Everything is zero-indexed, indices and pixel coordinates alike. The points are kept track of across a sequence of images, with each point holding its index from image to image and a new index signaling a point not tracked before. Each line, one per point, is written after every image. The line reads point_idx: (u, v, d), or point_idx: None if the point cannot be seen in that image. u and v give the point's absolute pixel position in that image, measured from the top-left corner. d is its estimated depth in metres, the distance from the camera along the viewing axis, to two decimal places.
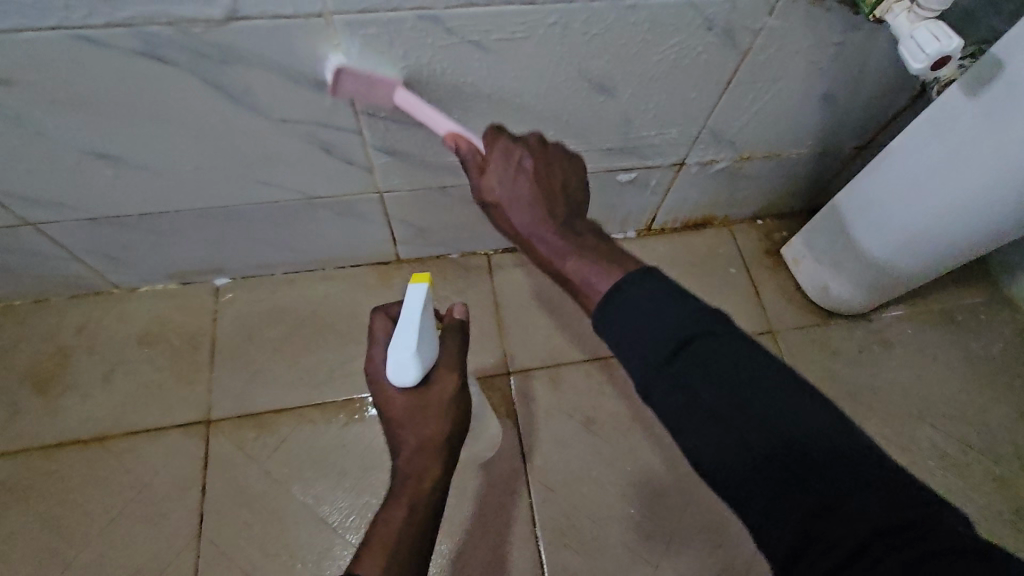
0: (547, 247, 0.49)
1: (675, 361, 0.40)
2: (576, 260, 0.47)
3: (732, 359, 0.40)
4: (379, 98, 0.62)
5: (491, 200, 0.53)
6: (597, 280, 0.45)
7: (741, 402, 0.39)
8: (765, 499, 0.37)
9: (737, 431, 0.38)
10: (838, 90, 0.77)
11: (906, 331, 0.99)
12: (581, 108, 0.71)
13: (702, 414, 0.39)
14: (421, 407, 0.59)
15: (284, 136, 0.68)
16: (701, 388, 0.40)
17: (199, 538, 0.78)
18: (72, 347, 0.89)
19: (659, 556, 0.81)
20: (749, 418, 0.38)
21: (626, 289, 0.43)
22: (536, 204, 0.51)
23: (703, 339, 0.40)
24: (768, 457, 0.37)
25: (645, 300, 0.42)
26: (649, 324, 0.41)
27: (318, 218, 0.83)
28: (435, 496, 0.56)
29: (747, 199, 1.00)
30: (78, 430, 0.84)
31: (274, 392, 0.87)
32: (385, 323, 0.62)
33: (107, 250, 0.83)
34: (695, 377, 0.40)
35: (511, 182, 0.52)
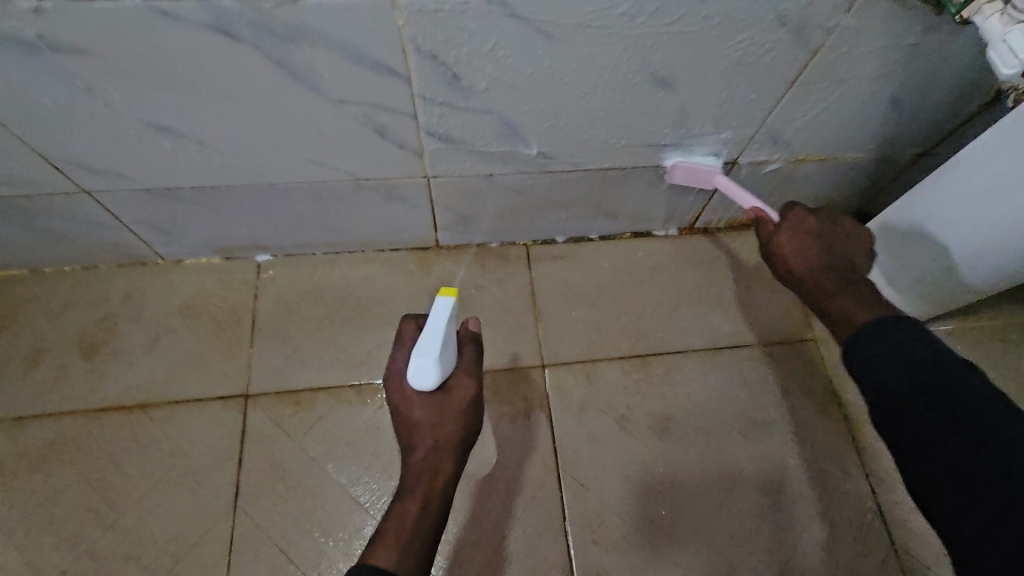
0: (823, 288, 0.67)
1: (901, 376, 0.53)
2: (840, 299, 0.64)
3: (938, 380, 0.52)
4: (695, 167, 0.83)
5: (784, 257, 0.71)
6: (857, 314, 0.62)
7: (938, 411, 0.51)
8: (951, 486, 0.49)
9: (926, 432, 0.51)
10: (905, 94, 0.74)
11: (955, 347, 0.95)
12: (639, 102, 0.70)
13: (906, 419, 0.52)
14: (441, 408, 0.63)
15: (340, 118, 0.68)
16: (909, 399, 0.52)
17: (235, 509, 0.80)
18: (118, 314, 0.91)
19: (689, 561, 0.80)
20: (946, 425, 0.50)
21: (878, 322, 0.57)
22: (821, 264, 0.68)
23: (929, 362, 0.53)
24: (957, 455, 0.49)
25: (913, 334, 0.55)
26: (896, 347, 0.55)
27: (364, 200, 0.84)
28: (446, 492, 0.60)
29: (796, 202, 0.98)
30: (122, 396, 0.86)
31: (312, 370, 0.88)
32: (413, 330, 0.67)
33: (157, 221, 0.84)
34: (902, 390, 0.53)
35: (797, 244, 0.71)
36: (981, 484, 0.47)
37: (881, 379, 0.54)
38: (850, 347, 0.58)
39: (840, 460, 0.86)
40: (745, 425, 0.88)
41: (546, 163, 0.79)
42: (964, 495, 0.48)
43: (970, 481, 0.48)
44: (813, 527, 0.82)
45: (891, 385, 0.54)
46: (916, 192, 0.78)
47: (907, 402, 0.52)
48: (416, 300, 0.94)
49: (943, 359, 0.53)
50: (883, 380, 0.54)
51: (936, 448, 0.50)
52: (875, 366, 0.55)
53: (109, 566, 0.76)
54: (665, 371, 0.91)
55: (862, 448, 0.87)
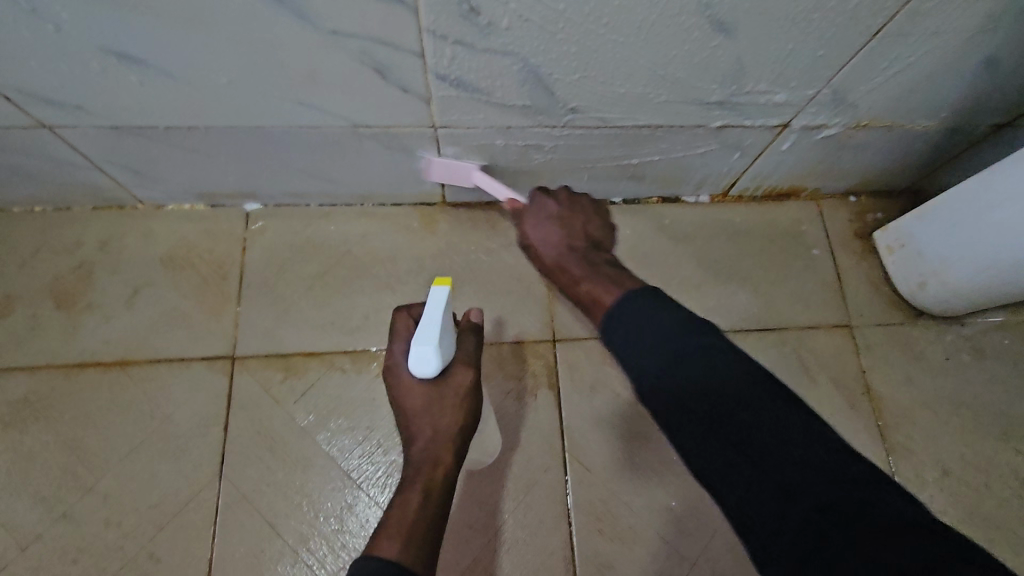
0: (572, 274, 0.66)
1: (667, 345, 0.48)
2: (590, 285, 0.61)
3: (768, 400, 0.45)
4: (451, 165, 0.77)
5: (534, 248, 0.72)
6: (601, 296, 0.59)
7: (766, 433, 0.43)
8: (770, 518, 0.41)
9: (744, 444, 0.43)
10: (1003, 52, 0.63)
11: (1003, 342, 0.88)
12: (690, 51, 0.59)
13: (729, 436, 0.44)
14: (438, 397, 0.60)
15: (333, 53, 0.57)
16: (738, 419, 0.44)
17: (219, 478, 0.75)
18: (94, 262, 0.83)
19: (696, 555, 0.76)
20: (768, 441, 0.43)
21: (624, 302, 0.54)
22: (566, 248, 0.69)
23: (743, 377, 0.46)
24: (778, 481, 0.41)
25: (651, 313, 0.51)
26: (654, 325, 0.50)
27: (362, 149, 0.74)
28: (447, 483, 0.57)
29: (846, 173, 0.87)
30: (100, 352, 0.80)
31: (302, 335, 0.82)
32: (407, 323, 0.67)
33: (131, 162, 0.75)
34: (712, 400, 0.45)
35: (542, 228, 0.73)
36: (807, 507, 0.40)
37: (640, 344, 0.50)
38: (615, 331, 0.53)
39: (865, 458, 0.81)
40: None
41: (574, 118, 0.69)
42: (782, 520, 0.40)
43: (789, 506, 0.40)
44: None
45: (695, 395, 0.46)
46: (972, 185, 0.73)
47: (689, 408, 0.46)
48: (418, 262, 0.86)
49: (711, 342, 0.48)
50: (678, 390, 0.47)
51: (762, 478, 0.42)
52: (693, 399, 0.46)
53: (88, 531, 0.73)
54: None
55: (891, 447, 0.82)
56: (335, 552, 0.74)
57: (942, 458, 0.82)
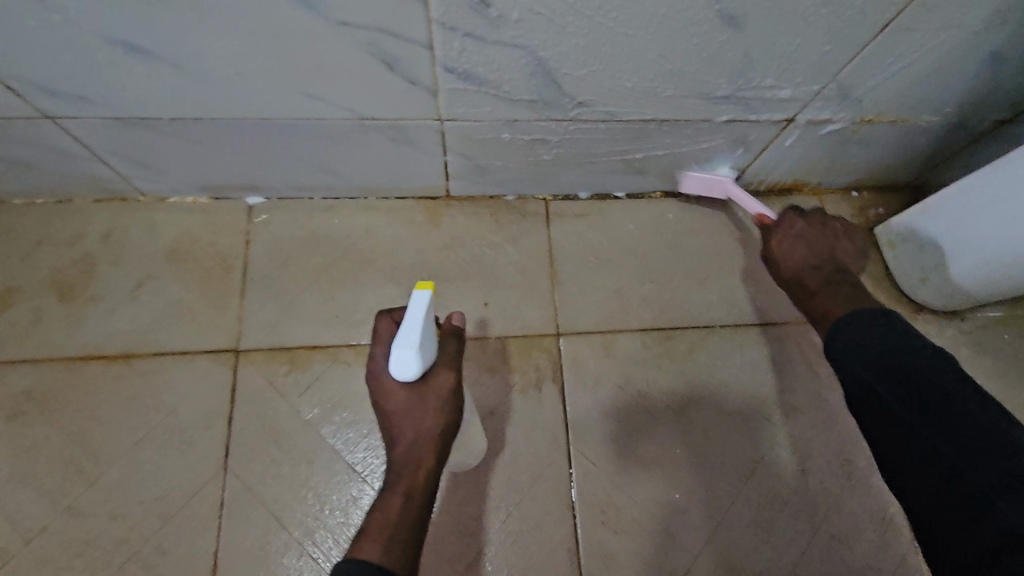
0: (807, 287, 0.71)
1: (875, 345, 0.57)
2: (819, 298, 0.69)
3: (971, 416, 0.51)
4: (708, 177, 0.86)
5: (778, 261, 0.75)
6: (833, 309, 0.66)
7: (961, 439, 0.50)
8: (945, 511, 0.49)
9: (933, 448, 0.51)
10: (1009, 47, 0.63)
11: (1002, 336, 0.89)
12: (698, 44, 0.59)
13: (917, 437, 0.52)
14: (419, 401, 0.60)
15: (341, 43, 0.57)
16: (926, 425, 0.52)
17: (225, 471, 0.75)
18: (97, 255, 0.83)
19: (700, 547, 0.77)
20: (955, 450, 0.50)
21: (860, 314, 0.60)
22: (808, 265, 0.72)
23: (960, 392, 0.52)
24: (960, 484, 0.49)
25: (868, 323, 0.59)
26: (862, 331, 0.58)
27: (368, 142, 0.74)
28: (429, 484, 0.59)
29: (850, 167, 0.87)
30: (103, 345, 0.79)
31: (307, 328, 0.82)
32: (389, 326, 0.64)
33: (134, 154, 0.75)
34: (912, 407, 0.53)
35: (790, 246, 0.74)
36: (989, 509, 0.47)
37: (851, 335, 0.59)
38: (836, 333, 0.60)
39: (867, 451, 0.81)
40: (770, 410, 0.83)
41: (581, 111, 0.69)
42: (962, 517, 0.48)
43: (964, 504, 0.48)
44: (834, 519, 0.78)
45: (883, 383, 0.55)
46: (960, 188, 0.75)
47: (884, 407, 0.55)
48: (423, 255, 0.86)
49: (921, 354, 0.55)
50: (864, 370, 0.57)
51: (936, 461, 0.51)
52: (873, 377, 0.56)
53: (93, 523, 0.72)
54: (688, 347, 0.85)
55: None
56: (340, 545, 0.74)
57: None
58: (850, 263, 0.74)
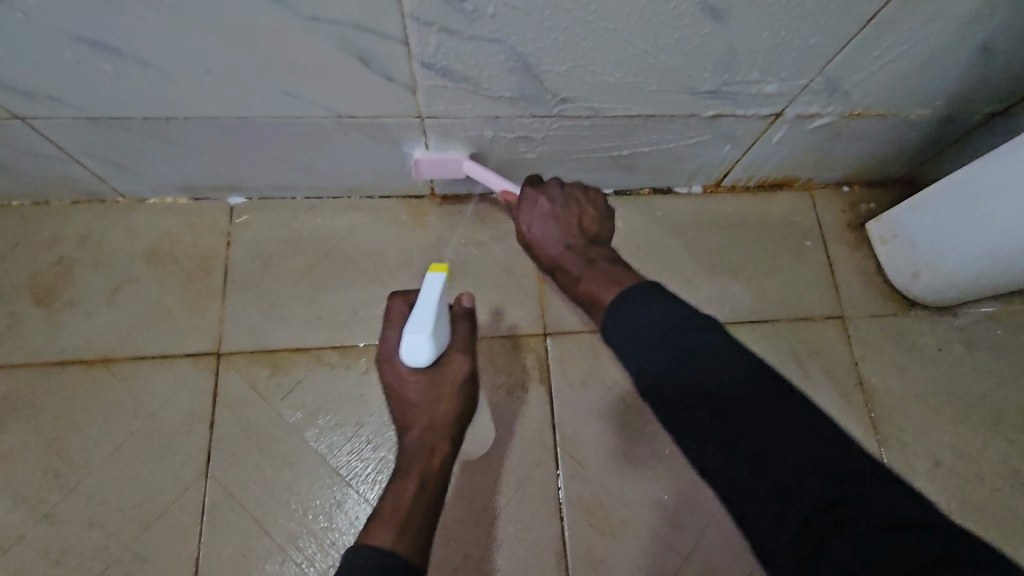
0: (568, 274, 0.63)
1: (665, 331, 0.47)
2: (587, 279, 0.60)
3: (769, 397, 0.44)
4: (437, 159, 0.76)
5: (534, 243, 0.68)
6: (602, 293, 0.56)
7: (765, 430, 0.42)
8: (775, 521, 0.40)
9: (753, 443, 0.42)
10: (999, 39, 0.62)
11: (995, 331, 0.88)
12: (682, 38, 0.58)
13: (726, 440, 0.43)
14: (434, 385, 0.60)
15: (312, 39, 0.55)
16: (740, 417, 0.43)
17: (206, 477, 0.74)
18: (75, 258, 0.82)
19: (688, 549, 0.76)
20: (767, 441, 0.42)
21: (617, 303, 0.52)
22: (568, 245, 0.65)
23: (744, 369, 0.45)
24: (779, 487, 0.40)
25: (665, 305, 0.49)
26: (652, 320, 0.48)
27: (347, 140, 0.72)
28: (443, 470, 0.57)
29: (840, 162, 0.86)
30: (81, 349, 0.78)
31: (289, 330, 0.80)
32: (402, 308, 0.64)
33: (109, 155, 0.73)
34: (715, 400, 0.44)
35: (540, 225, 0.69)
36: (818, 513, 0.39)
37: (638, 325, 0.49)
38: (614, 322, 0.52)
39: None
40: None
41: (564, 108, 0.68)
42: (790, 527, 0.39)
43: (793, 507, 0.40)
44: None
45: (688, 378, 0.45)
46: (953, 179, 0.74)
47: (693, 407, 0.44)
48: (407, 255, 0.85)
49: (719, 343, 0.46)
50: (663, 368, 0.46)
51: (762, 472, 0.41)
52: (689, 393, 0.45)
53: (72, 531, 0.71)
54: None
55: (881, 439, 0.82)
56: (324, 550, 0.73)
57: (935, 449, 0.82)
58: (604, 237, 0.69)
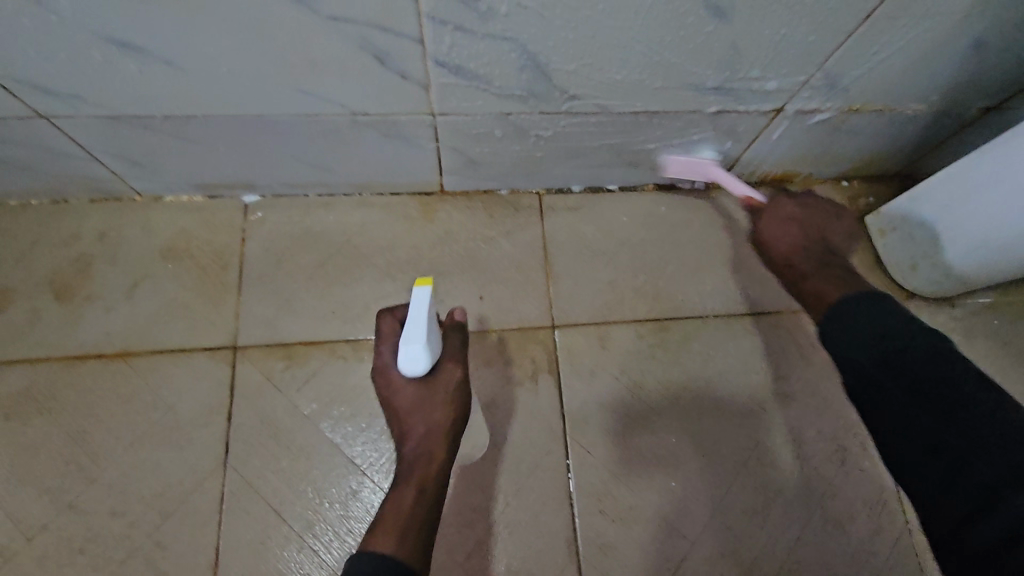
0: (798, 273, 0.72)
1: (863, 328, 0.57)
2: (811, 281, 0.69)
3: (968, 396, 0.51)
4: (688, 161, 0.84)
5: (769, 246, 0.76)
6: (823, 292, 0.66)
7: (957, 427, 0.50)
8: (950, 494, 0.49)
9: (936, 428, 0.51)
10: (990, 35, 0.64)
11: (992, 321, 0.90)
12: (685, 35, 0.60)
13: (913, 419, 0.52)
14: (427, 394, 0.62)
15: (332, 38, 0.57)
16: (924, 405, 0.52)
17: (224, 466, 0.76)
18: (93, 254, 0.83)
19: (696, 534, 0.77)
20: (948, 430, 0.50)
21: (852, 300, 0.60)
22: (796, 251, 0.73)
23: (962, 379, 0.51)
24: (969, 470, 0.48)
25: (888, 310, 0.57)
26: (853, 315, 0.59)
27: (362, 137, 0.74)
28: (441, 475, 0.59)
29: (839, 157, 0.88)
30: (101, 344, 0.80)
31: (303, 324, 0.82)
32: (392, 323, 0.66)
33: (130, 153, 0.75)
34: (915, 388, 0.53)
35: (784, 232, 0.76)
36: (990, 496, 0.46)
37: (846, 317, 0.59)
38: (828, 318, 0.61)
39: (860, 436, 0.82)
40: (764, 398, 0.84)
41: (572, 105, 0.70)
42: (970, 502, 0.47)
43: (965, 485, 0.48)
44: (829, 504, 0.79)
45: (862, 363, 0.56)
46: (948, 172, 0.76)
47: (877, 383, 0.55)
48: (418, 250, 0.87)
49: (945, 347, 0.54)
50: (857, 351, 0.57)
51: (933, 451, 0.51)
52: (873, 372, 0.55)
53: (95, 521, 0.73)
54: (683, 337, 0.85)
55: None
56: (340, 537, 0.74)
57: None
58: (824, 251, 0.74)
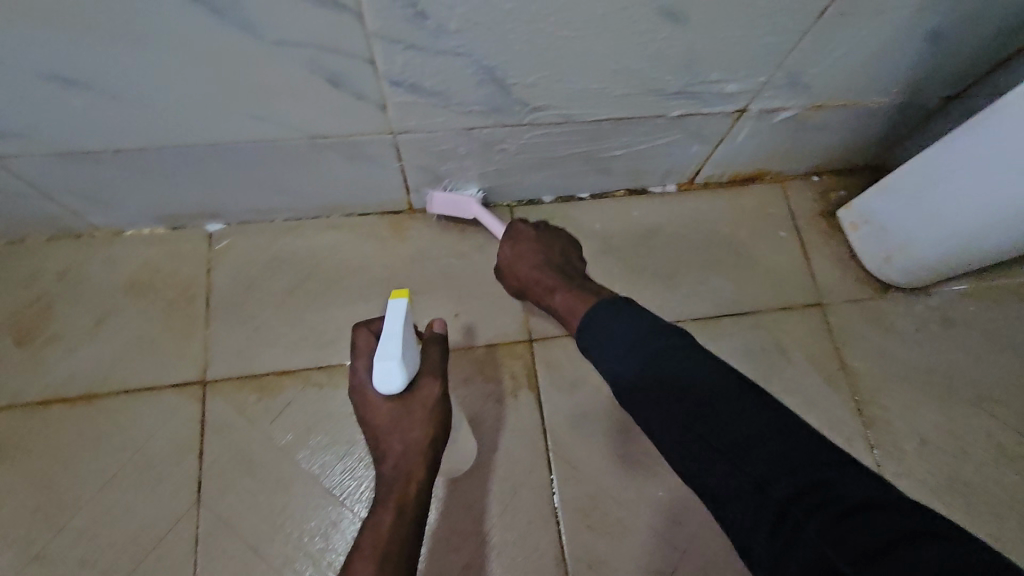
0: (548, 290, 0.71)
1: (635, 342, 0.54)
2: (561, 295, 0.68)
3: (726, 391, 0.49)
4: (451, 199, 0.82)
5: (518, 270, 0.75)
6: (575, 306, 0.64)
7: (744, 440, 0.46)
8: (743, 498, 0.45)
9: (718, 434, 0.47)
10: (946, 26, 0.64)
11: (969, 309, 0.90)
12: (642, 42, 0.59)
13: (694, 432, 0.48)
14: (406, 412, 0.59)
15: (280, 62, 0.56)
16: (710, 422, 0.48)
17: (198, 506, 0.73)
18: (54, 294, 0.81)
19: (685, 544, 0.76)
20: (735, 433, 0.47)
21: (596, 310, 0.59)
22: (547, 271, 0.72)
23: (724, 386, 0.49)
24: (754, 470, 0.45)
25: (636, 317, 0.56)
26: (623, 331, 0.55)
27: (323, 160, 0.73)
28: (421, 498, 0.58)
29: (808, 153, 0.88)
30: (64, 387, 0.77)
31: (274, 353, 0.80)
32: (368, 338, 0.63)
33: (84, 189, 0.73)
34: (690, 393, 0.49)
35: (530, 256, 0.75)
36: (792, 507, 0.43)
37: (614, 331, 0.56)
38: (591, 334, 0.58)
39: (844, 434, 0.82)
40: None
41: (535, 116, 0.69)
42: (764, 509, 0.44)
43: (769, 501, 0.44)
44: None
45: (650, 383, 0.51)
46: (912, 164, 0.76)
47: (664, 407, 0.50)
48: (389, 271, 0.85)
49: (676, 348, 0.52)
50: (627, 369, 0.53)
51: (725, 461, 0.46)
52: (660, 392, 0.51)
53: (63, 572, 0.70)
54: None
55: (867, 421, 0.83)
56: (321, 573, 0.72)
57: (919, 427, 0.83)
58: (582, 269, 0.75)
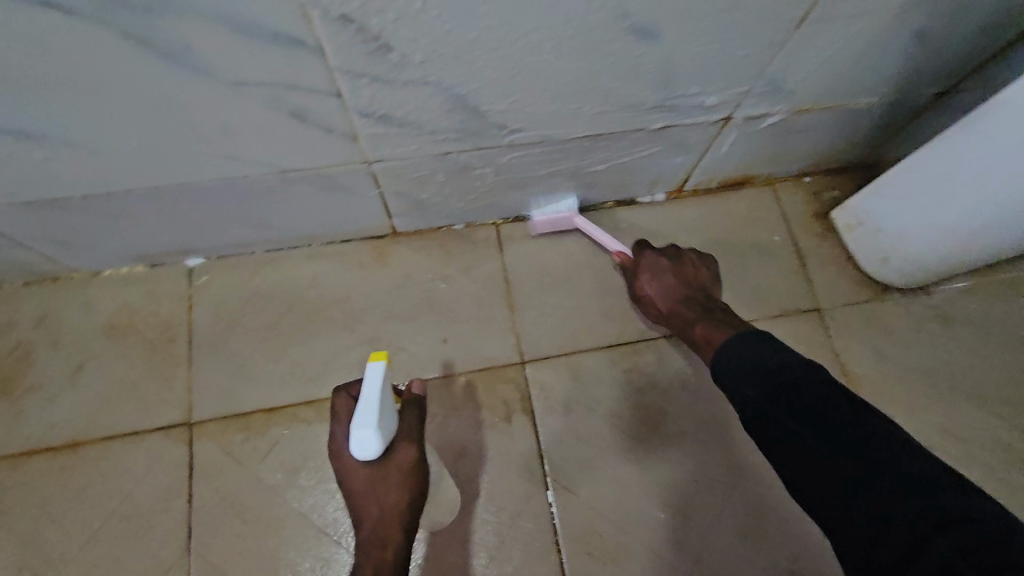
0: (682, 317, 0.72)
1: (755, 372, 0.55)
2: (699, 324, 0.69)
3: (850, 417, 0.49)
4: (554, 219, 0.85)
5: (649, 297, 0.77)
6: (713, 337, 0.66)
7: (872, 464, 0.46)
8: (869, 523, 0.45)
9: (840, 459, 0.48)
10: (930, 26, 0.62)
11: (970, 306, 0.87)
12: (615, 61, 0.57)
13: (816, 454, 0.49)
14: (379, 478, 0.57)
15: (241, 102, 0.54)
16: (833, 447, 0.48)
17: (188, 553, 0.72)
18: (32, 341, 0.79)
19: (688, 566, 0.74)
20: (858, 457, 0.47)
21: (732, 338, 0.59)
22: (676, 297, 0.74)
23: (852, 415, 0.49)
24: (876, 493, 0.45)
25: (767, 346, 0.57)
26: (749, 358, 0.56)
27: (297, 192, 0.70)
28: (399, 561, 0.57)
29: (797, 155, 0.86)
30: (47, 437, 0.75)
31: (260, 391, 0.78)
32: (346, 403, 0.62)
33: (54, 235, 0.71)
34: (811, 418, 0.50)
35: (659, 283, 0.77)
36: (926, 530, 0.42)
37: (738, 354, 0.57)
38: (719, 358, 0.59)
39: None
40: None
41: (513, 138, 0.67)
42: (892, 533, 0.43)
43: (901, 525, 0.43)
44: None
45: (769, 409, 0.53)
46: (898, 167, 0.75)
47: (784, 426, 0.51)
48: (374, 299, 0.83)
49: (800, 374, 0.53)
50: (749, 392, 0.54)
51: (846, 484, 0.47)
52: (779, 410, 0.52)
53: None
54: (656, 359, 0.82)
55: None
56: None
57: (922, 432, 0.82)
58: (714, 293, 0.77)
